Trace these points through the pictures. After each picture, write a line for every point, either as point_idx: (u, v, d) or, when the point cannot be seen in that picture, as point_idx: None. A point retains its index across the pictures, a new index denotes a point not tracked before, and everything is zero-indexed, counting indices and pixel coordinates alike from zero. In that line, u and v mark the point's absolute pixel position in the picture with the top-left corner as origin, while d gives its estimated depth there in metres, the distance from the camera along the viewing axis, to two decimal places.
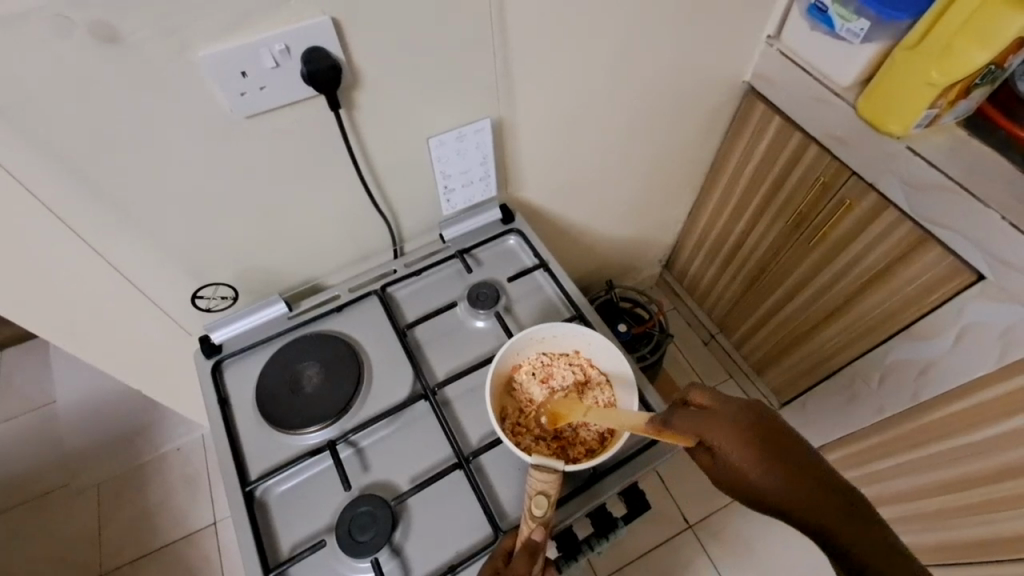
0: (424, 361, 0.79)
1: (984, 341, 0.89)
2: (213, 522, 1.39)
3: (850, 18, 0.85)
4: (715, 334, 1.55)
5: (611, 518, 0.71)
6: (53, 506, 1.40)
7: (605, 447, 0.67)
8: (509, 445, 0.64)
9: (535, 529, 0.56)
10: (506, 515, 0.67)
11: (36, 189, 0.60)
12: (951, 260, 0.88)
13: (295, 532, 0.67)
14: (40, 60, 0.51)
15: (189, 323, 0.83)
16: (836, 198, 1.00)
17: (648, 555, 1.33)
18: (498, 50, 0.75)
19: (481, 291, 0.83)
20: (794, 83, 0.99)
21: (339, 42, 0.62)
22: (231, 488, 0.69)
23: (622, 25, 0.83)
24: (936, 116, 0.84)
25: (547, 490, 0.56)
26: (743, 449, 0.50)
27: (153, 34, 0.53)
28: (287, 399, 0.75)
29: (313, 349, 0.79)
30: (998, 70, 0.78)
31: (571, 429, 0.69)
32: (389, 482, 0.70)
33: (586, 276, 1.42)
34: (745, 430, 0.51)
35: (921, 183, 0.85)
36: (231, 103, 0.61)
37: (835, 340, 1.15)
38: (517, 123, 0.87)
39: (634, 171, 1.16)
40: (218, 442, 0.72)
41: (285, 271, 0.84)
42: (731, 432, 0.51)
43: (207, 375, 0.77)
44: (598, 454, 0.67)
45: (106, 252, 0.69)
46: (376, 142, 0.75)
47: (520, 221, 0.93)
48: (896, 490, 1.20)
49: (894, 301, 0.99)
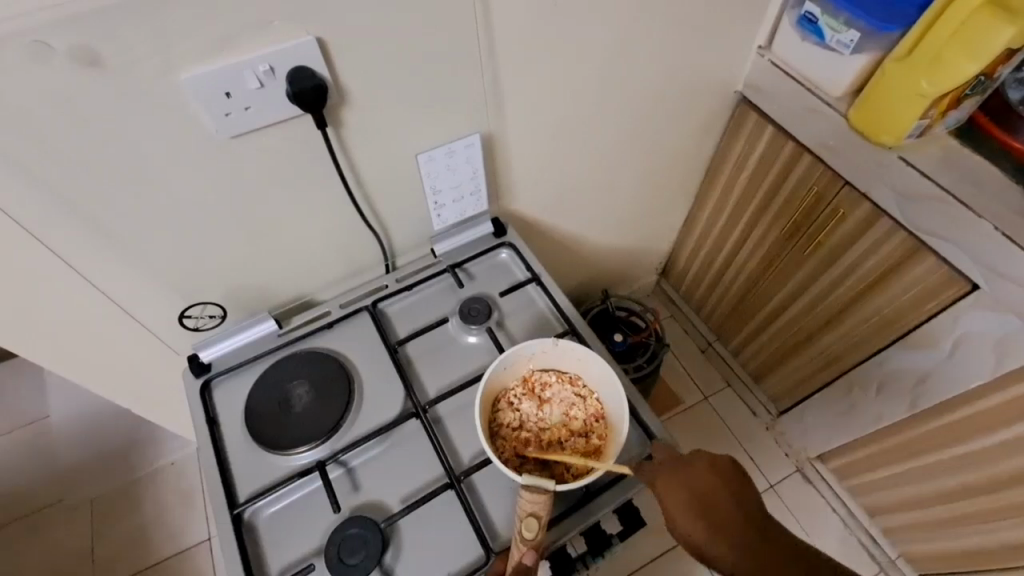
0: (416, 379, 0.79)
1: (981, 352, 0.88)
2: (208, 537, 1.38)
3: (840, 29, 0.85)
4: (713, 343, 1.55)
5: (604, 536, 0.70)
6: (45, 524, 1.39)
7: (514, 465, 0.67)
8: (498, 465, 0.63)
9: (526, 552, 0.55)
10: (498, 535, 0.66)
11: (17, 213, 0.59)
12: (943, 270, 0.87)
13: (284, 555, 0.66)
14: (21, 84, 0.50)
15: (179, 342, 0.82)
16: (830, 208, 1.00)
17: (647, 568, 1.32)
18: (487, 64, 0.74)
19: (472, 306, 0.83)
20: (785, 93, 0.99)
21: (324, 61, 0.62)
22: (218, 511, 0.68)
23: (610, 36, 0.83)
24: (927, 126, 0.84)
25: (537, 512, 0.55)
26: (698, 508, 0.55)
27: (136, 57, 0.53)
28: (277, 419, 0.74)
29: (302, 367, 0.78)
30: (988, 80, 0.78)
31: (540, 442, 0.69)
32: (379, 503, 0.69)
33: (581, 285, 1.41)
34: (700, 491, 0.56)
35: (914, 193, 0.85)
36: (215, 124, 0.60)
37: (831, 349, 1.14)
38: (508, 136, 0.87)
39: (626, 181, 1.16)
40: (206, 464, 0.71)
41: (276, 289, 0.83)
42: (688, 504, 0.55)
43: (196, 394, 0.76)
44: (512, 463, 0.67)
45: (91, 274, 0.68)
46: (365, 159, 0.74)
47: (511, 234, 0.93)
48: (896, 499, 1.19)
49: (889, 310, 0.99)
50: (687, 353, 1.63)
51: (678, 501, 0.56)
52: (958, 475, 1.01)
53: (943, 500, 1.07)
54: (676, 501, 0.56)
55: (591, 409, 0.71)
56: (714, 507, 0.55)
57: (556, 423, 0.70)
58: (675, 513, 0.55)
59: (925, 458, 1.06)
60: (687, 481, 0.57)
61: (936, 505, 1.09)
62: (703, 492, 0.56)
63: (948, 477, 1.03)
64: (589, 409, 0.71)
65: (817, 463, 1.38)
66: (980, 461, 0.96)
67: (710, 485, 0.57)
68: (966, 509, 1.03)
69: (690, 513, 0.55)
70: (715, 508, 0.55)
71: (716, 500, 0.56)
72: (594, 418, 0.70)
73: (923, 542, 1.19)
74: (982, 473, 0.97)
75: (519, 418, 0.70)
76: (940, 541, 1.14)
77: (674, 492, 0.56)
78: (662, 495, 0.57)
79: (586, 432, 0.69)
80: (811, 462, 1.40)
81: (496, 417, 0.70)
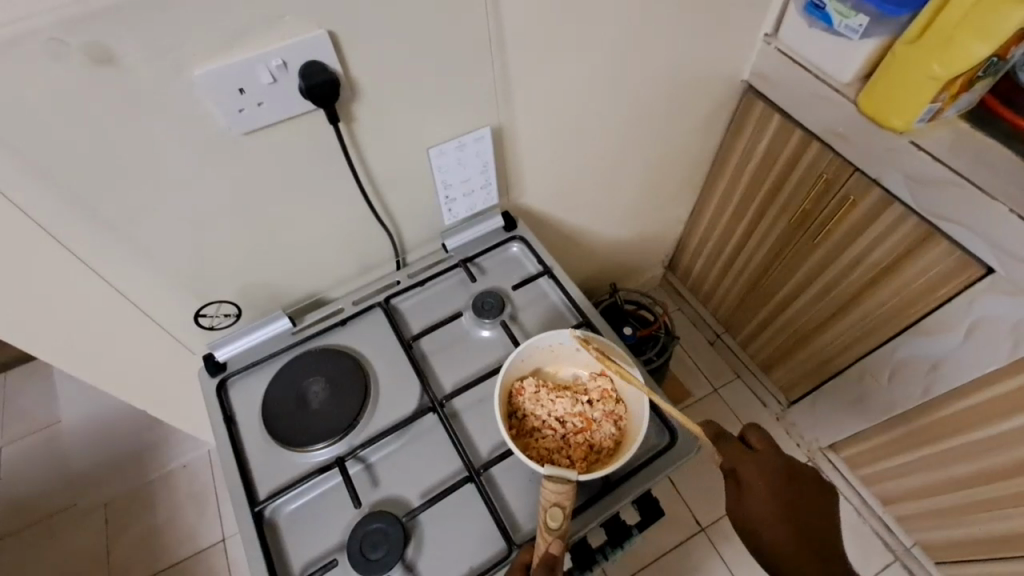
0: (431, 374, 0.78)
1: (995, 337, 0.88)
2: (222, 538, 1.38)
3: (849, 14, 0.84)
4: (721, 334, 1.55)
5: (624, 526, 0.70)
6: (58, 528, 1.39)
7: (528, 438, 0.69)
8: (508, 442, 0.64)
9: (552, 542, 0.55)
10: (520, 528, 0.66)
11: (33, 213, 0.59)
12: (957, 254, 0.87)
13: (305, 551, 0.66)
14: (34, 84, 0.50)
15: (194, 341, 0.83)
16: (840, 194, 1.00)
17: (662, 560, 1.31)
18: (497, 57, 0.74)
19: (485, 300, 0.83)
20: (794, 82, 0.98)
21: (337, 55, 0.62)
22: (238, 508, 0.68)
23: (619, 27, 0.82)
24: (939, 110, 0.83)
25: (561, 502, 0.55)
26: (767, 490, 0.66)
27: (149, 55, 0.53)
28: (293, 416, 0.74)
29: (318, 364, 0.78)
30: (1000, 62, 0.77)
31: (558, 424, 0.70)
32: (399, 498, 0.69)
33: (588, 279, 1.41)
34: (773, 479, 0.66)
35: (926, 177, 0.84)
36: (229, 119, 0.60)
37: (845, 337, 1.13)
38: (517, 130, 0.87)
39: (634, 174, 1.15)
40: (226, 462, 0.71)
41: (289, 287, 0.83)
42: (758, 493, 0.66)
43: (212, 393, 0.76)
44: (527, 438, 0.69)
45: (106, 273, 0.68)
46: (376, 155, 0.74)
47: (521, 228, 0.93)
48: (910, 487, 1.19)
49: (901, 296, 0.98)
50: (694, 346, 1.63)
51: (755, 483, 0.66)
52: (973, 461, 1.00)
53: (958, 486, 1.06)
54: (752, 483, 0.66)
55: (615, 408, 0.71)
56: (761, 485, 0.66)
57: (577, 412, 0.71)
58: (751, 494, 0.66)
59: (938, 445, 1.06)
60: (767, 466, 0.67)
61: (949, 492, 1.09)
62: (778, 476, 0.67)
63: (962, 463, 1.03)
64: (613, 408, 0.71)
65: (829, 453, 1.38)
66: (995, 447, 0.96)
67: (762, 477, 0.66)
68: (980, 497, 1.03)
69: (762, 498, 0.66)
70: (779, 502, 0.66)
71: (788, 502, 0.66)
72: (613, 400, 0.71)
73: (935, 530, 1.19)
74: (997, 459, 0.96)
75: (537, 410, 0.70)
76: (955, 528, 1.14)
77: (752, 474, 0.66)
78: (740, 470, 0.67)
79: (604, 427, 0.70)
80: (823, 453, 1.39)
81: (514, 411, 0.70)
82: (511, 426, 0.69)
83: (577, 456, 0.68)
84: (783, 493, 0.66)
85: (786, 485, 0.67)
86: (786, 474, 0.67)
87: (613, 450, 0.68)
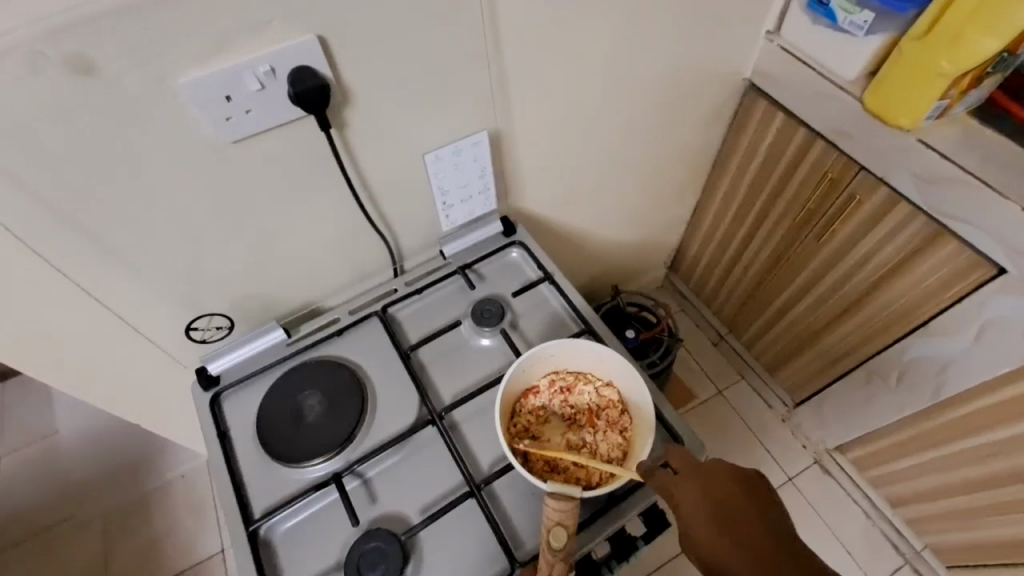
0: (430, 385, 0.77)
1: (1008, 338, 0.85)
2: (221, 549, 1.36)
3: (853, 10, 0.82)
4: (725, 335, 1.53)
5: (630, 540, 0.68)
6: (55, 541, 1.37)
7: (530, 453, 0.67)
8: (510, 456, 0.62)
9: (556, 564, 0.53)
10: (523, 544, 0.64)
11: (16, 229, 0.57)
12: (968, 254, 0.85)
13: (301, 570, 0.64)
14: (14, 97, 0.49)
15: (187, 354, 0.81)
16: (846, 193, 0.98)
17: (668, 566, 1.30)
18: (494, 59, 0.72)
19: (485, 307, 0.81)
20: (797, 79, 0.96)
21: (327, 60, 0.60)
22: (232, 526, 0.66)
23: (619, 25, 0.80)
24: (947, 107, 0.81)
25: (564, 521, 0.53)
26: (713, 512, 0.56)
27: (132, 65, 0.51)
28: (288, 431, 0.72)
29: (313, 377, 0.76)
30: (1011, 57, 0.75)
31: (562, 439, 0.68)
32: (397, 514, 0.67)
33: (590, 282, 1.39)
34: (720, 499, 0.57)
35: (935, 176, 0.82)
36: (216, 128, 0.58)
37: (851, 339, 1.11)
38: (515, 133, 0.85)
39: (635, 175, 1.13)
40: (219, 478, 0.69)
41: (283, 298, 0.82)
42: (706, 521, 0.55)
43: (206, 408, 0.74)
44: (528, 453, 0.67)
45: (94, 289, 0.66)
46: (372, 163, 0.72)
47: (521, 232, 0.91)
48: (920, 490, 1.16)
49: (909, 297, 0.96)
50: (699, 348, 1.61)
51: (698, 510, 0.55)
52: (983, 464, 0.99)
53: (970, 490, 1.04)
54: (693, 507, 0.56)
55: (620, 418, 0.68)
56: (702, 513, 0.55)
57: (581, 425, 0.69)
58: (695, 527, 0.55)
59: (950, 447, 1.04)
60: (702, 483, 0.57)
61: (959, 495, 1.07)
62: (717, 492, 0.57)
63: (974, 467, 1.00)
64: (618, 419, 0.68)
65: (836, 455, 1.37)
66: (1008, 450, 0.93)
67: (704, 499, 0.56)
68: (992, 500, 1.01)
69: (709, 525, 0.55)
70: (734, 524, 0.56)
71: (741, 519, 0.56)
72: (618, 409, 0.69)
73: (946, 533, 1.17)
74: (1009, 462, 0.94)
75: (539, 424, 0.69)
76: (967, 532, 1.11)
77: (689, 501, 0.56)
78: (678, 499, 0.57)
79: (609, 439, 0.67)
80: (831, 455, 1.38)
81: (515, 422, 0.69)
82: (513, 440, 0.67)
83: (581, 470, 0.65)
84: (729, 514, 0.56)
85: (726, 505, 0.56)
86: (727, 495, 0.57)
87: (618, 463, 0.65)
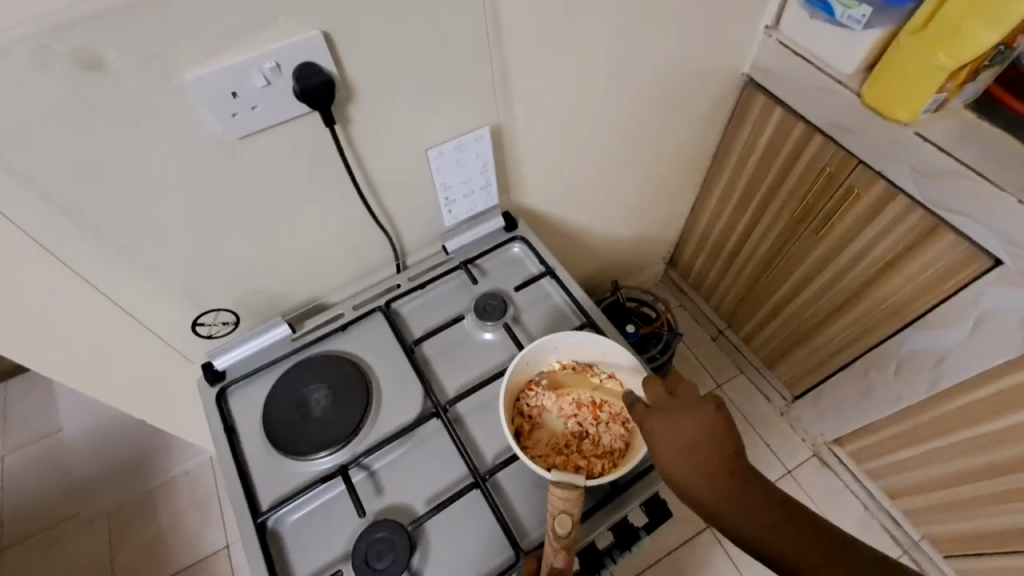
0: (434, 379, 0.77)
1: (1005, 330, 0.86)
2: (225, 545, 1.37)
3: (851, 5, 0.83)
4: (725, 330, 1.54)
5: (632, 529, 0.69)
6: (60, 538, 1.38)
7: (533, 442, 0.68)
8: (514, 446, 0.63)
9: (558, 551, 0.54)
10: (527, 534, 0.65)
11: (25, 224, 0.58)
12: (964, 247, 0.86)
13: (309, 561, 0.65)
14: (22, 93, 0.49)
15: (193, 350, 0.81)
16: (844, 187, 0.98)
17: (669, 558, 1.31)
18: (495, 55, 0.73)
19: (488, 302, 0.81)
20: (796, 74, 0.97)
21: (331, 56, 0.60)
22: (240, 518, 0.67)
23: (618, 21, 0.81)
24: (944, 100, 0.82)
25: (569, 509, 0.53)
26: (690, 452, 0.53)
27: (139, 61, 0.52)
28: (294, 424, 0.73)
29: (318, 371, 0.77)
30: (1007, 51, 0.76)
31: (565, 428, 0.69)
32: (403, 506, 0.68)
33: (590, 277, 1.40)
34: (703, 446, 0.53)
35: (932, 169, 0.83)
36: (222, 125, 0.59)
37: (849, 331, 1.13)
38: (517, 129, 0.85)
39: (634, 170, 1.14)
40: (226, 472, 0.70)
41: (287, 293, 0.82)
42: (680, 456, 0.53)
43: (212, 403, 0.75)
44: (531, 442, 0.68)
45: (101, 284, 0.67)
46: (375, 158, 0.73)
47: (523, 228, 0.92)
48: (918, 481, 1.18)
49: (906, 290, 0.97)
50: (698, 343, 1.62)
51: (674, 449, 0.53)
52: (980, 454, 1.00)
53: (967, 480, 1.05)
54: (670, 445, 0.54)
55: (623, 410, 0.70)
56: (679, 452, 0.53)
57: (584, 415, 0.70)
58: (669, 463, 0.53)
59: (947, 438, 1.05)
60: (686, 420, 0.54)
61: (956, 485, 1.08)
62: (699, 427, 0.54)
63: (971, 457, 1.02)
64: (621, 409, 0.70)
65: (835, 447, 1.38)
66: (1005, 440, 0.94)
67: (684, 438, 0.53)
68: (989, 490, 1.02)
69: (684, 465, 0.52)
70: (711, 460, 0.52)
71: (721, 455, 0.53)
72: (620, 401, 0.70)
73: (944, 523, 1.18)
74: (1006, 452, 0.95)
75: (543, 414, 0.70)
76: (964, 523, 1.13)
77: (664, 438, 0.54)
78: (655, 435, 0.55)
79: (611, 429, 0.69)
80: (829, 447, 1.39)
81: (518, 413, 0.70)
82: (517, 430, 0.68)
83: (584, 459, 0.66)
84: (712, 454, 0.53)
85: (711, 444, 0.53)
86: (715, 433, 0.53)
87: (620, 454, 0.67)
